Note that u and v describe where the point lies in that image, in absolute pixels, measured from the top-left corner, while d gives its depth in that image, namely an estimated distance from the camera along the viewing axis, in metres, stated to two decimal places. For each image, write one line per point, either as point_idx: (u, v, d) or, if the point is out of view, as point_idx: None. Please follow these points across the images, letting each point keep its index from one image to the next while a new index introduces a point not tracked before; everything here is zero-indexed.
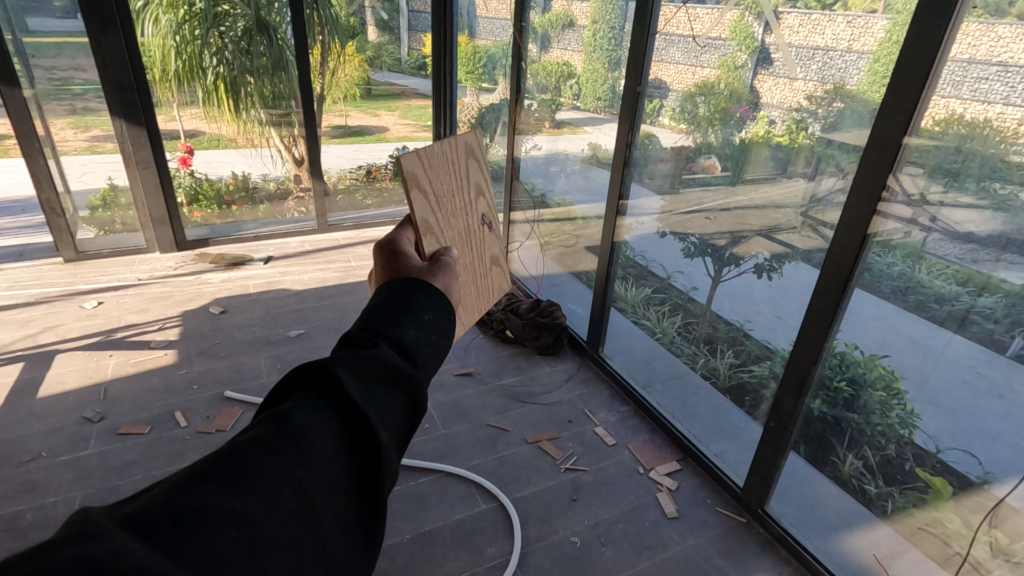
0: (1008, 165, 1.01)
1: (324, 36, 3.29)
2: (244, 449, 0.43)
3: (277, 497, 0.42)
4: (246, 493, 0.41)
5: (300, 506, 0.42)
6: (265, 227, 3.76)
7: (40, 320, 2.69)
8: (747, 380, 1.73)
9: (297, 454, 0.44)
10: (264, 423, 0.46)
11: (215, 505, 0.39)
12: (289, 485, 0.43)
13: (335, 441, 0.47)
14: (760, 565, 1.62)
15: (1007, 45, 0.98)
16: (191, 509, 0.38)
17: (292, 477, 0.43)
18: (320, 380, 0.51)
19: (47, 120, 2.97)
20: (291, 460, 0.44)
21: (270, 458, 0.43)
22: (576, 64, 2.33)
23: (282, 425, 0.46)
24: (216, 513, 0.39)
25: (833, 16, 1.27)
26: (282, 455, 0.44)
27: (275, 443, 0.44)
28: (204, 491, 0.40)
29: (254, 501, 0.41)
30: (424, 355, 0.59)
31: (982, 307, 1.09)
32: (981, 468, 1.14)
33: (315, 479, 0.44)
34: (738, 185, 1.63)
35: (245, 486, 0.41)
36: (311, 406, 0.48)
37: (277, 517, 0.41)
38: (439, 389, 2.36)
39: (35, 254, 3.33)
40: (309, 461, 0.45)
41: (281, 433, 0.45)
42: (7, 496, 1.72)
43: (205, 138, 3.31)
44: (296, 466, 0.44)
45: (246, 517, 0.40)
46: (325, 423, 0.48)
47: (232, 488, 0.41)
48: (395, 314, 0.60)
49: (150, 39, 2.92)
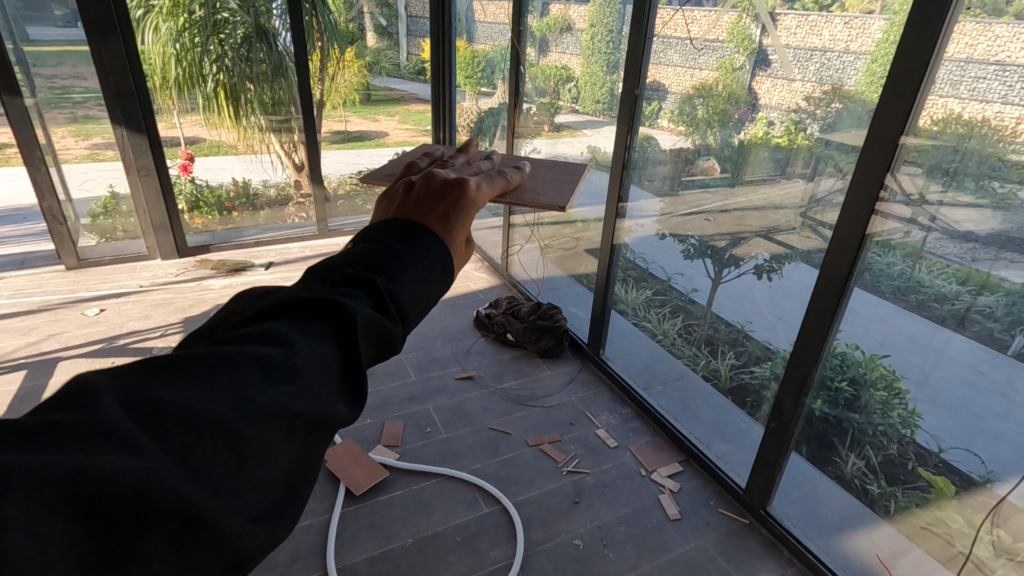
0: (1006, 164, 1.02)
1: (323, 42, 3.30)
2: (247, 364, 0.41)
3: (275, 428, 0.39)
4: (244, 418, 0.38)
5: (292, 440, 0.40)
6: (266, 233, 3.76)
7: (42, 328, 2.70)
8: (749, 381, 1.73)
9: (297, 387, 0.41)
10: (269, 344, 0.43)
11: (213, 423, 0.37)
12: (288, 417, 0.40)
13: (333, 382, 0.45)
14: (763, 566, 1.62)
15: (1004, 45, 0.98)
16: (192, 420, 0.36)
17: (290, 409, 0.41)
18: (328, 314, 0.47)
19: (48, 128, 2.97)
20: (292, 392, 0.41)
21: (273, 387, 0.40)
22: (574, 67, 2.34)
23: (289, 353, 0.43)
24: (213, 432, 0.37)
25: (830, 17, 1.28)
26: (284, 385, 0.41)
27: (280, 370, 0.41)
28: (205, 402, 0.38)
29: (251, 426, 0.38)
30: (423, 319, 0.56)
31: (982, 306, 1.09)
32: (984, 468, 1.14)
33: (310, 416, 0.42)
34: (737, 186, 1.63)
35: (247, 408, 0.38)
36: (317, 342, 0.45)
37: (271, 446, 0.39)
38: (440, 392, 2.37)
39: (37, 262, 3.33)
40: (308, 395, 0.42)
41: (287, 360, 0.42)
42: None
43: (205, 144, 3.31)
44: (296, 400, 0.41)
45: (241, 441, 0.37)
46: (325, 358, 0.45)
47: (232, 408, 0.38)
48: (415, 272, 0.55)
49: (150, 47, 2.93)
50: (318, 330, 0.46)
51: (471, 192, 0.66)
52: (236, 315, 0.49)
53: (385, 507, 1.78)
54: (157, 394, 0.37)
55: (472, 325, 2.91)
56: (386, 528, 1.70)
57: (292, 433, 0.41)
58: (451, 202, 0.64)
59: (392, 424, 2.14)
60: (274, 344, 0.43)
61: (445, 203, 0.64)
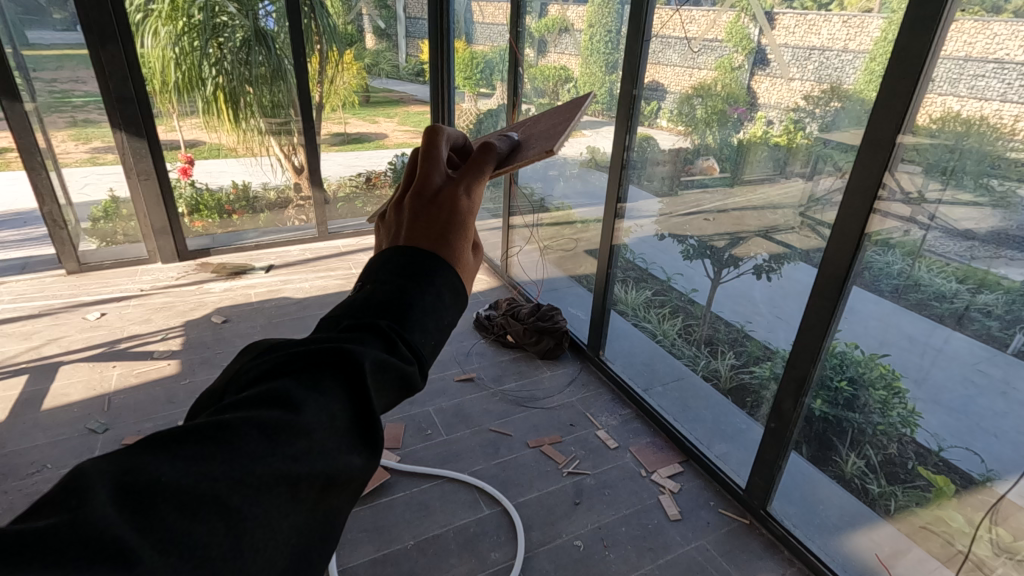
0: (1005, 162, 1.02)
1: (322, 44, 3.30)
2: (248, 431, 0.40)
3: (277, 495, 0.39)
4: (244, 492, 0.37)
5: (298, 505, 0.40)
6: (266, 236, 3.77)
7: (44, 332, 2.71)
8: (749, 381, 1.74)
9: (299, 449, 0.40)
10: (274, 405, 0.43)
11: (211, 500, 0.36)
12: (290, 481, 0.39)
13: (346, 435, 0.44)
14: (763, 567, 1.62)
15: (1003, 43, 0.99)
16: (186, 497, 0.35)
17: (292, 474, 0.39)
18: (338, 365, 0.47)
19: (48, 133, 2.98)
20: (297, 454, 0.40)
21: (275, 451, 0.39)
22: (573, 68, 2.35)
23: (295, 412, 0.42)
24: (211, 509, 0.36)
25: (828, 16, 1.28)
26: (286, 448, 0.40)
27: (283, 432, 0.41)
28: (206, 478, 0.37)
29: (248, 499, 0.37)
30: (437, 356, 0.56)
31: (982, 304, 1.09)
32: (984, 466, 1.15)
33: (315, 476, 0.41)
34: (736, 186, 1.64)
35: (246, 477, 0.38)
36: (323, 399, 0.44)
37: (269, 515, 0.38)
38: (441, 395, 2.37)
39: (38, 267, 3.34)
40: (311, 457, 0.41)
41: (288, 420, 0.41)
42: (12, 507, 1.72)
43: (206, 147, 3.32)
44: (301, 462, 0.40)
45: (239, 515, 0.37)
46: (331, 415, 0.43)
47: (231, 482, 0.37)
48: (421, 308, 0.54)
49: (150, 51, 2.94)
50: (325, 383, 0.45)
51: (463, 205, 0.64)
52: (246, 374, 0.48)
53: (386, 509, 1.78)
54: (153, 472, 0.36)
55: (472, 327, 2.91)
56: (387, 530, 1.71)
57: (298, 497, 0.40)
58: (446, 218, 0.63)
59: (393, 427, 2.15)
60: (281, 404, 0.43)
61: (435, 214, 0.63)
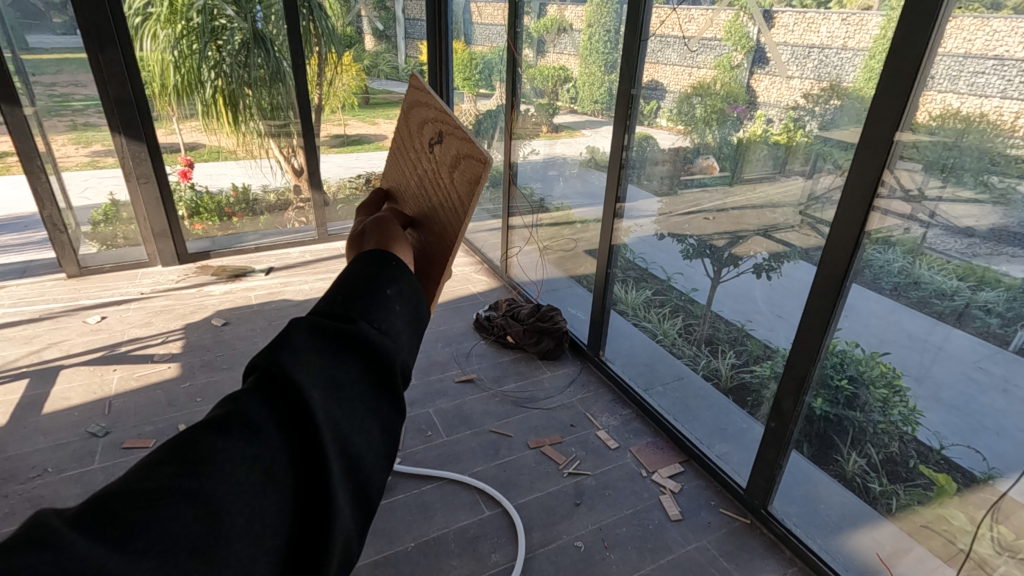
0: (1005, 159, 1.02)
1: (321, 47, 3.31)
2: (193, 432, 0.38)
3: (244, 471, 0.37)
4: (206, 477, 0.35)
5: (270, 484, 0.38)
6: (266, 238, 3.77)
7: (44, 336, 2.71)
8: (749, 380, 1.73)
9: (257, 428, 0.39)
10: (226, 400, 0.41)
11: (169, 490, 0.34)
12: (255, 458, 0.38)
13: (299, 411, 0.41)
14: (764, 566, 1.62)
15: (1002, 39, 0.98)
16: (141, 495, 0.33)
17: (255, 452, 0.38)
18: (271, 348, 0.43)
19: (48, 136, 2.98)
20: (249, 435, 0.38)
21: (224, 438, 0.37)
22: (571, 68, 2.35)
23: (240, 402, 0.40)
24: (174, 498, 0.33)
25: (827, 14, 1.28)
26: (243, 430, 0.38)
27: (228, 421, 0.39)
28: (155, 477, 0.34)
29: (215, 484, 0.35)
30: (397, 328, 0.51)
31: (982, 301, 1.09)
32: (985, 464, 1.14)
33: (281, 449, 0.39)
34: (735, 184, 1.63)
35: (202, 463, 0.36)
36: (266, 385, 0.42)
37: (243, 493, 0.36)
38: (441, 396, 2.37)
39: (38, 271, 3.35)
40: (272, 433, 0.39)
41: (229, 413, 0.39)
42: (14, 512, 1.72)
43: (205, 150, 3.33)
44: (258, 442, 0.38)
45: (207, 498, 0.34)
46: (288, 394, 0.42)
47: (185, 472, 0.35)
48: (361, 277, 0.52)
49: (149, 54, 2.95)
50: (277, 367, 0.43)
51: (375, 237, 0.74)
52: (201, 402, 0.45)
53: (387, 511, 1.78)
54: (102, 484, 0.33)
55: (472, 328, 2.91)
56: (388, 532, 1.70)
57: (266, 477, 0.38)
58: None
59: None
60: (231, 400, 0.41)
61: None
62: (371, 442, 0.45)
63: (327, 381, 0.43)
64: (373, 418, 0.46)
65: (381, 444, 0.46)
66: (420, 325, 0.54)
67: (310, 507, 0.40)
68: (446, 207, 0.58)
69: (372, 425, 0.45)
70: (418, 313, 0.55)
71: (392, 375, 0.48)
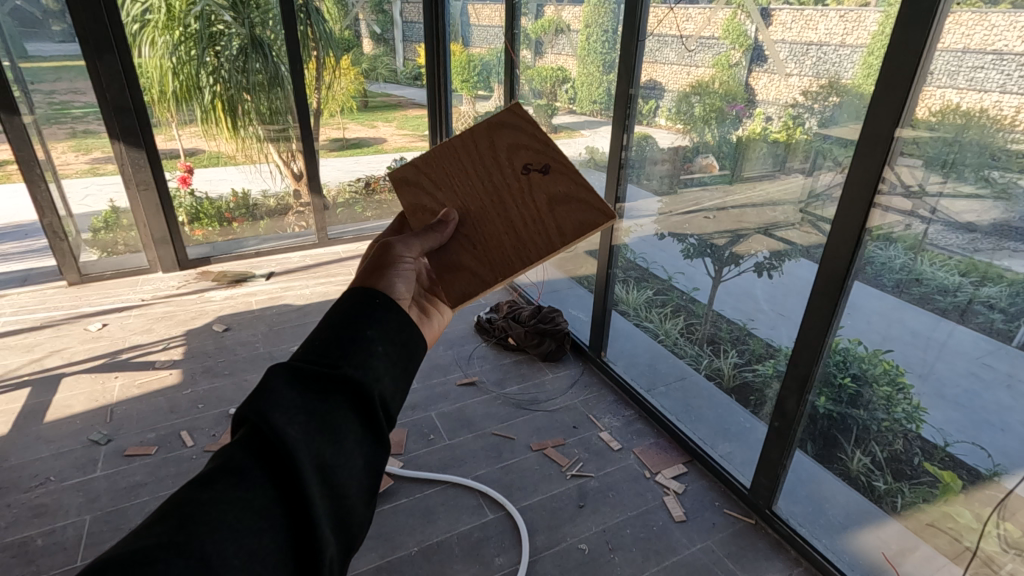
0: (1006, 154, 1.01)
1: (319, 51, 3.31)
2: (187, 495, 0.44)
3: (228, 518, 0.43)
4: (196, 527, 0.41)
5: (257, 522, 0.44)
6: (266, 243, 3.78)
7: (46, 344, 2.71)
8: (752, 380, 1.73)
9: (240, 478, 0.45)
10: (216, 460, 0.47)
11: (161, 546, 0.39)
12: (238, 506, 0.44)
13: (278, 454, 0.47)
14: (769, 567, 1.62)
15: (1001, 34, 0.98)
16: (134, 555, 0.38)
17: (240, 499, 0.44)
18: (249, 403, 0.49)
19: (48, 144, 2.99)
20: (234, 484, 0.45)
21: (209, 493, 0.44)
22: (570, 68, 2.34)
23: (226, 460, 0.47)
24: (163, 552, 0.39)
25: (825, 11, 1.28)
26: (224, 486, 0.45)
27: (215, 479, 0.45)
28: (148, 535, 0.40)
29: (204, 531, 0.41)
30: (374, 367, 0.56)
31: (985, 297, 1.09)
32: (991, 461, 1.14)
33: (264, 491, 0.46)
34: (735, 183, 1.63)
35: (190, 520, 0.42)
36: (247, 438, 0.48)
37: (229, 535, 0.42)
38: (443, 399, 2.36)
39: (40, 280, 3.35)
40: (253, 482, 0.46)
41: (216, 471, 0.46)
42: (16, 522, 1.72)
43: (205, 156, 3.33)
44: (243, 490, 0.45)
45: (195, 544, 0.40)
46: (265, 444, 0.48)
47: (176, 528, 0.41)
48: (337, 324, 0.58)
49: (147, 60, 2.95)
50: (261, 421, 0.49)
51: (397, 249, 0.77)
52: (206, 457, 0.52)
53: (389, 516, 1.77)
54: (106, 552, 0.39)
55: (473, 330, 2.91)
56: (391, 538, 1.70)
57: (253, 517, 0.44)
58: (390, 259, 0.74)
59: (396, 432, 2.14)
60: (220, 457, 0.47)
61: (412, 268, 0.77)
62: (352, 472, 0.50)
63: (300, 419, 0.49)
64: (351, 446, 0.51)
65: (362, 469, 0.51)
66: (401, 361, 0.59)
67: (299, 532, 0.45)
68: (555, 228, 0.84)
69: (350, 454, 0.51)
70: (396, 349, 0.59)
71: (371, 409, 0.54)
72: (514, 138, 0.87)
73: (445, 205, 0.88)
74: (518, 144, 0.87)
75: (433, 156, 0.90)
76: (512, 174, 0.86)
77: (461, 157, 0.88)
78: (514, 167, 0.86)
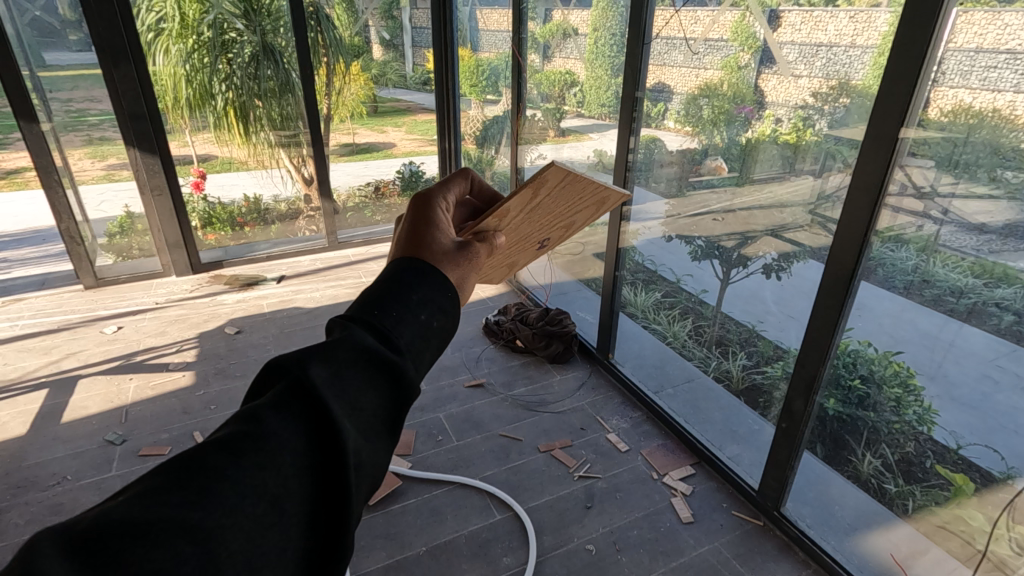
0: (1019, 153, 1.00)
1: (329, 57, 3.36)
2: (206, 457, 0.39)
3: (247, 505, 0.38)
4: (210, 508, 0.37)
5: (274, 513, 0.39)
6: (277, 247, 3.82)
7: (63, 346, 2.76)
8: (761, 382, 1.72)
9: (266, 456, 0.40)
10: (242, 422, 0.42)
11: (170, 524, 0.35)
12: (258, 491, 0.39)
13: (314, 438, 0.43)
14: (778, 569, 1.61)
15: (1015, 32, 0.97)
16: (144, 528, 0.34)
17: (261, 481, 0.39)
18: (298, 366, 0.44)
19: (65, 151, 3.05)
20: (260, 461, 0.40)
21: (234, 466, 0.39)
22: (578, 72, 2.35)
23: (257, 424, 0.42)
24: (171, 535, 0.35)
25: (835, 12, 1.28)
26: (249, 459, 0.40)
27: (243, 447, 0.40)
28: (160, 506, 0.36)
29: (216, 516, 0.37)
30: (418, 365, 0.52)
31: (1000, 298, 1.07)
32: (1004, 464, 1.12)
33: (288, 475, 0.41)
34: (744, 185, 1.63)
35: (205, 498, 0.37)
36: (285, 405, 0.43)
37: (240, 525, 0.37)
38: (451, 400, 2.38)
39: (56, 283, 3.40)
40: (278, 460, 0.41)
41: (249, 437, 0.41)
42: (33, 520, 1.75)
43: (217, 161, 3.38)
44: (267, 470, 0.40)
45: (205, 532, 0.36)
46: (301, 420, 0.43)
47: (190, 503, 0.37)
48: (398, 302, 0.53)
49: (161, 68, 3.00)
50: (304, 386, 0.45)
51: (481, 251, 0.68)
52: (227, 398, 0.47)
53: (397, 516, 1.79)
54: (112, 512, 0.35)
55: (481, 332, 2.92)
56: (400, 537, 1.71)
57: (272, 508, 0.39)
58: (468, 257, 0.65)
59: (404, 433, 2.15)
60: (249, 419, 0.42)
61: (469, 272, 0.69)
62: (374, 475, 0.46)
63: (347, 410, 0.45)
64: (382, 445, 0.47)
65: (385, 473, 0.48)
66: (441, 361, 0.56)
67: (318, 533, 0.41)
68: (491, 282, 1.07)
69: (376, 456, 0.47)
70: (441, 348, 0.55)
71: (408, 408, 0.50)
72: (573, 219, 0.97)
73: (512, 228, 0.83)
74: (565, 226, 0.98)
75: (562, 193, 0.82)
76: (537, 238, 0.97)
77: (559, 206, 0.88)
78: (543, 236, 0.98)
